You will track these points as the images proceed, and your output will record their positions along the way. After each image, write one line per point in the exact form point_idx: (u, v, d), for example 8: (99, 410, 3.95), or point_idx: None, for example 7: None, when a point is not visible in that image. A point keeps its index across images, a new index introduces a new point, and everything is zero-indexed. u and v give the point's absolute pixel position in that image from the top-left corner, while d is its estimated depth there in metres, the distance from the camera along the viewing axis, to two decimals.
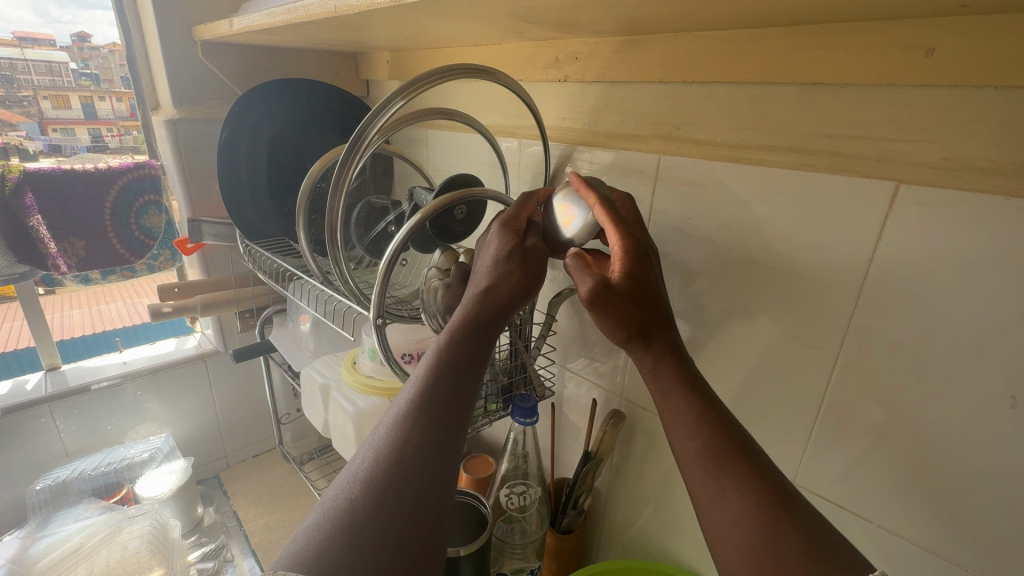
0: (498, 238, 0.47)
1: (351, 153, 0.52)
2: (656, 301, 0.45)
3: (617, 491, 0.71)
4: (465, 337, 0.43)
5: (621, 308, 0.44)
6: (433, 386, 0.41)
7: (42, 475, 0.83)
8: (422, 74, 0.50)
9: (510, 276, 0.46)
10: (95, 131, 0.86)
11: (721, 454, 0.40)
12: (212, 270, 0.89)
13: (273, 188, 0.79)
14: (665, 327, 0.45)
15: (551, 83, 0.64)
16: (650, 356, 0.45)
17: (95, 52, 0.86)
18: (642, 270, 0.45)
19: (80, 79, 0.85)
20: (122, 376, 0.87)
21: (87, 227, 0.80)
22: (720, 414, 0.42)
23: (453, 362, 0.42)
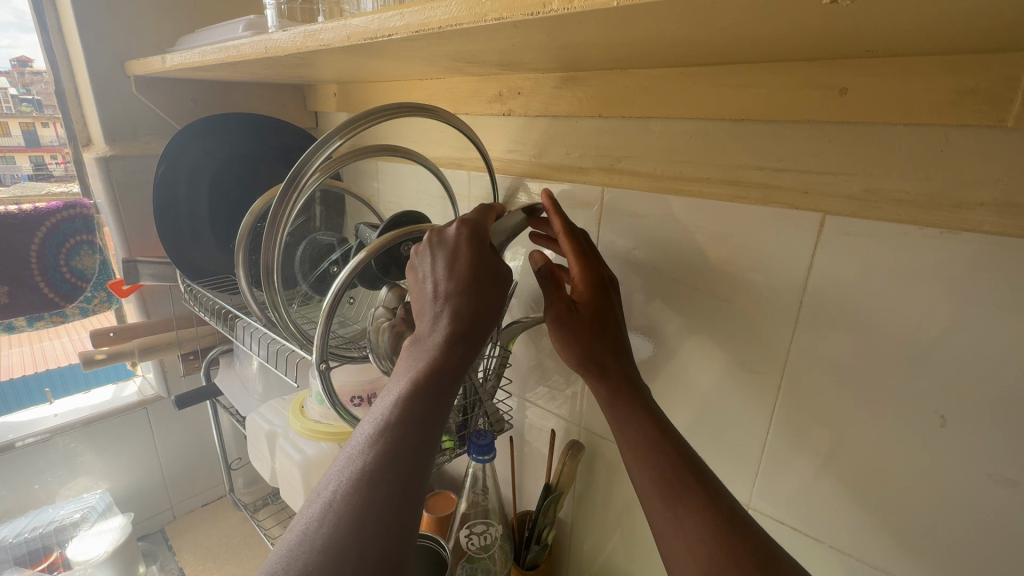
0: (461, 255, 0.45)
1: (288, 193, 0.50)
2: (612, 332, 0.48)
3: (582, 521, 0.70)
4: (436, 363, 0.40)
5: (579, 334, 0.47)
6: (401, 414, 0.37)
7: None
8: (361, 113, 0.48)
9: (479, 298, 0.43)
10: (38, 159, 0.82)
11: (677, 481, 0.40)
12: (152, 311, 0.85)
13: (216, 225, 0.76)
14: (622, 358, 0.47)
15: (496, 116, 0.65)
16: (607, 387, 0.46)
17: (36, 77, 0.80)
18: (602, 303, 0.49)
19: (20, 105, 0.80)
20: (51, 431, 0.81)
21: (12, 272, 0.75)
22: (674, 442, 0.42)
23: (423, 387, 0.39)
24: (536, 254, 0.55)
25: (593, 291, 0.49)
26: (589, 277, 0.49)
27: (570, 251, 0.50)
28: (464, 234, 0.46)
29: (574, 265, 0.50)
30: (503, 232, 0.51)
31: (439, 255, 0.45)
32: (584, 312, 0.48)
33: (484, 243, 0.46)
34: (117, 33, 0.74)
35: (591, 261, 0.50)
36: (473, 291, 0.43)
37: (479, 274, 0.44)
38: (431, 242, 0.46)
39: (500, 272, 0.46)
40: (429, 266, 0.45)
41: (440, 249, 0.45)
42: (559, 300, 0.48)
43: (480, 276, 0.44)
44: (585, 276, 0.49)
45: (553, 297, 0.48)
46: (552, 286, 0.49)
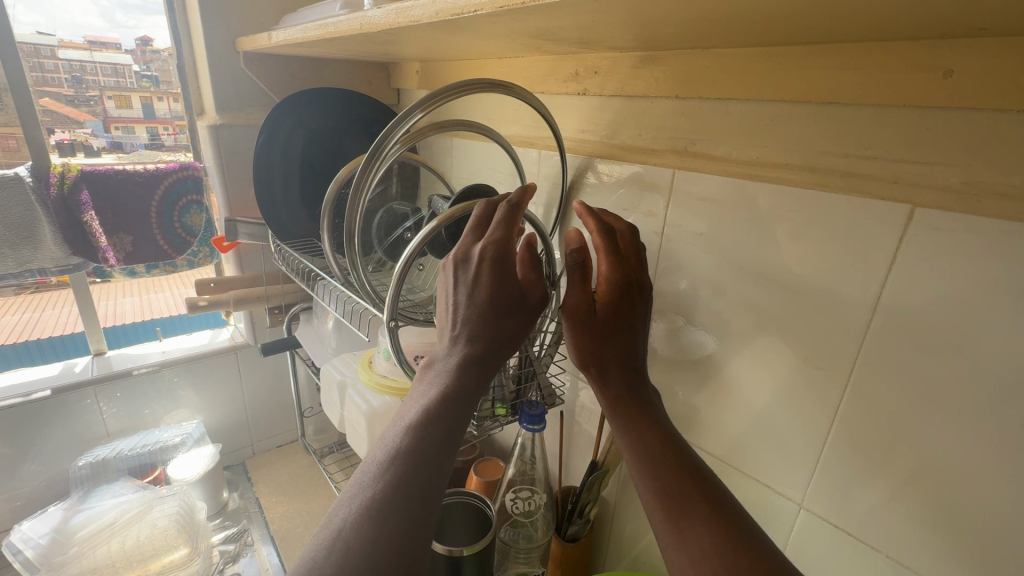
0: (489, 273, 0.44)
1: (371, 164, 0.54)
2: (627, 343, 0.48)
3: (625, 502, 0.71)
4: (453, 386, 0.42)
5: (588, 336, 0.48)
6: (411, 443, 0.38)
7: (85, 451, 0.88)
8: (440, 88, 0.50)
9: (496, 325, 0.44)
10: (153, 130, 0.92)
11: (683, 503, 0.40)
12: (246, 267, 0.94)
13: (305, 192, 0.83)
14: (634, 371, 0.48)
15: (571, 96, 0.66)
16: (609, 396, 0.47)
17: (156, 54, 0.91)
18: (624, 307, 0.49)
19: (142, 80, 0.91)
20: (160, 363, 0.92)
21: (135, 225, 0.85)
22: (685, 460, 0.43)
23: (436, 412, 0.40)
24: (573, 233, 0.51)
25: (617, 291, 0.49)
26: (615, 277, 0.49)
27: (599, 250, 0.51)
28: (492, 251, 0.45)
29: (603, 266, 0.50)
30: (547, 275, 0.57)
31: (463, 278, 0.45)
32: (601, 313, 0.48)
33: (510, 258, 0.45)
34: (231, 12, 0.82)
35: (622, 264, 0.50)
36: (494, 314, 0.44)
37: (500, 297, 0.44)
38: (458, 254, 0.46)
39: (527, 294, 0.46)
40: (453, 288, 0.46)
41: (464, 271, 0.45)
42: (581, 295, 0.48)
43: (505, 295, 0.44)
44: (610, 275, 0.49)
45: (576, 291, 0.49)
46: (580, 275, 0.49)
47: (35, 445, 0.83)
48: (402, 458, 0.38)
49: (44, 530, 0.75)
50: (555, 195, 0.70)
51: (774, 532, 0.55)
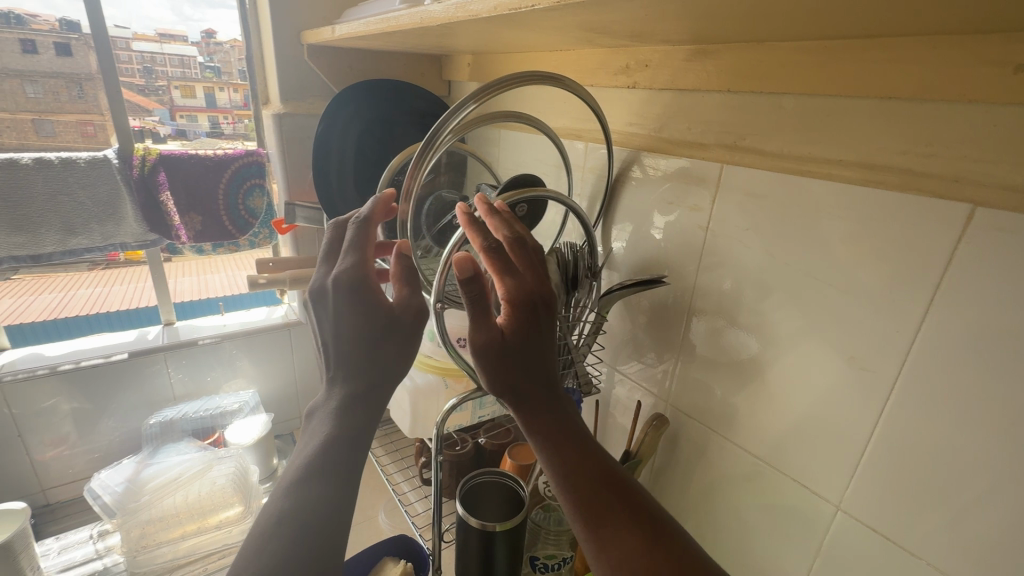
0: (349, 311, 0.48)
1: (427, 155, 0.56)
2: (537, 356, 0.43)
3: (658, 493, 0.72)
4: (335, 421, 0.45)
5: (494, 363, 0.42)
6: (297, 483, 0.42)
7: (155, 411, 0.96)
8: (494, 80, 0.52)
9: (366, 356, 0.47)
10: (213, 118, 0.99)
11: (602, 518, 0.39)
12: (303, 250, 1.00)
13: (359, 179, 0.87)
14: (547, 383, 0.43)
15: (620, 89, 0.66)
16: (527, 418, 0.43)
17: (218, 46, 0.98)
18: (531, 322, 0.42)
19: (205, 71, 0.99)
20: (222, 335, 0.98)
21: (204, 206, 0.92)
22: (599, 476, 0.40)
23: (321, 447, 0.44)
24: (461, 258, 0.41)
25: (520, 309, 0.42)
26: (515, 293, 0.42)
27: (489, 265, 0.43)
28: (344, 287, 0.48)
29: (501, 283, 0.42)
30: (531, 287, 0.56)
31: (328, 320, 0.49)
32: (508, 335, 0.42)
33: (364, 289, 0.48)
34: (297, 6, 0.86)
35: (520, 271, 0.43)
36: (363, 348, 0.47)
37: (365, 331, 0.47)
38: (318, 298, 0.50)
39: (389, 321, 0.49)
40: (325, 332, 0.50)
41: (326, 314, 0.49)
42: (484, 328, 0.41)
43: (368, 327, 0.47)
44: (512, 292, 0.42)
45: (477, 324, 0.42)
46: (479, 309, 0.41)
47: (112, 404, 0.91)
48: (310, 500, 0.41)
49: (120, 478, 0.83)
50: (600, 188, 0.71)
51: (809, 533, 0.55)
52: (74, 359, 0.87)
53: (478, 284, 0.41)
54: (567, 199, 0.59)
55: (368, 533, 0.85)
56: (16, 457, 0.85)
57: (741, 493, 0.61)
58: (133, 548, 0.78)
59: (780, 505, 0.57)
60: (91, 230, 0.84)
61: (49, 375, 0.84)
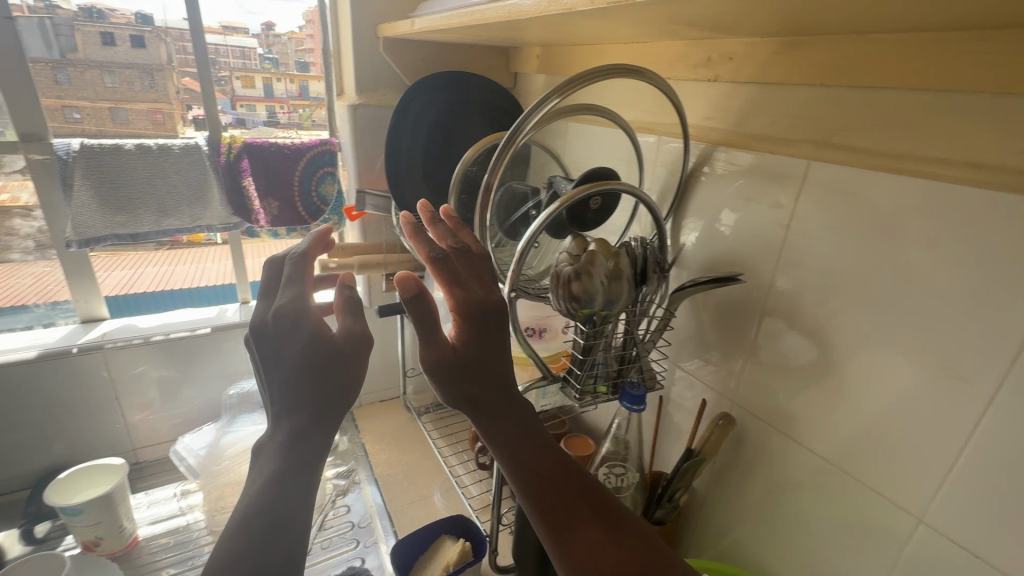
0: (274, 346, 0.41)
1: (508, 150, 0.56)
2: (490, 365, 0.43)
3: (718, 494, 0.71)
4: (271, 469, 0.39)
5: (449, 374, 0.42)
6: (233, 543, 0.37)
7: (232, 383, 1.02)
8: (578, 74, 0.52)
9: (297, 393, 0.40)
10: (271, 108, 1.00)
11: (560, 515, 0.40)
12: (369, 237, 1.03)
13: (427, 169, 0.89)
14: (503, 391, 0.44)
15: (700, 82, 0.65)
16: (486, 427, 0.43)
17: (277, 38, 0.98)
18: (481, 333, 0.43)
19: (264, 62, 0.98)
20: None
21: (281, 192, 0.96)
22: (555, 471, 0.42)
23: (258, 501, 0.38)
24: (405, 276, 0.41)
25: (467, 320, 0.43)
26: (464, 304, 0.43)
27: (438, 279, 0.44)
28: (268, 320, 0.43)
29: (449, 296, 0.43)
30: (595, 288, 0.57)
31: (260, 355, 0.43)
32: (460, 347, 0.43)
33: (285, 320, 0.42)
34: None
35: (467, 285, 0.44)
36: (293, 385, 0.41)
37: (292, 365, 0.41)
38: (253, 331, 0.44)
39: (320, 348, 0.41)
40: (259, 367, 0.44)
41: (259, 350, 0.43)
42: (438, 341, 0.42)
43: (297, 360, 0.41)
44: (462, 304, 0.43)
45: (429, 340, 0.42)
46: (428, 324, 0.42)
47: (195, 373, 0.98)
48: (236, 558, 0.36)
49: (202, 444, 0.89)
50: (672, 182, 0.70)
51: (885, 544, 0.53)
52: (164, 331, 0.94)
53: (426, 299, 0.42)
54: (642, 193, 0.59)
55: (424, 512, 0.88)
56: (111, 417, 0.93)
57: (809, 499, 0.59)
58: (214, 509, 0.83)
59: (854, 514, 0.55)
60: (182, 212, 0.90)
61: (144, 344, 0.91)
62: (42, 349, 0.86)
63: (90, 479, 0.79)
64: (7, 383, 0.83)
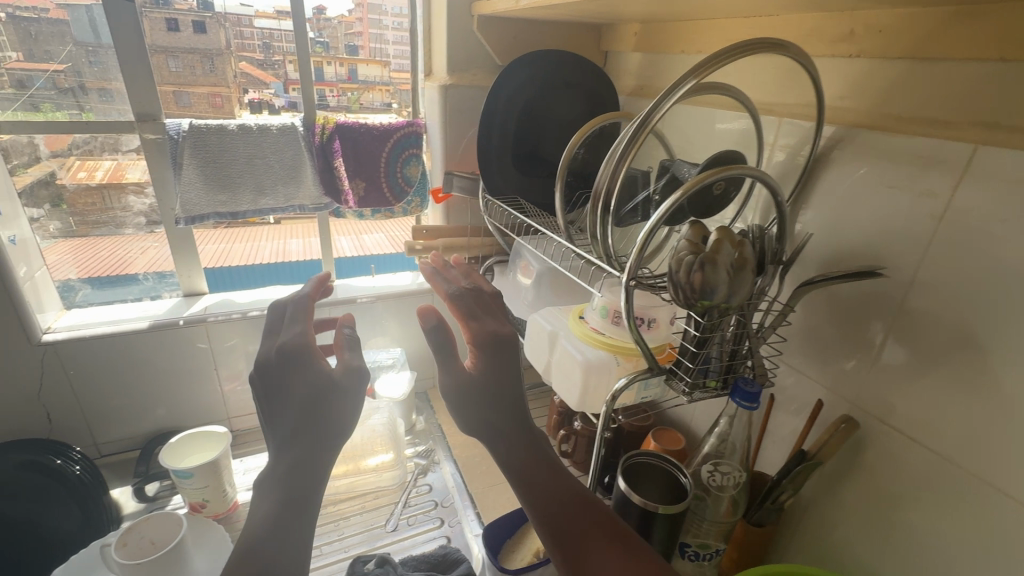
0: (278, 376, 0.48)
1: (638, 135, 0.52)
2: (500, 392, 0.50)
3: (827, 501, 0.67)
4: (281, 480, 0.45)
5: (472, 399, 0.49)
6: (255, 543, 0.42)
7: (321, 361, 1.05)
8: (719, 52, 0.48)
9: (298, 416, 0.46)
10: (321, 92, 0.95)
11: (566, 528, 0.44)
12: (452, 219, 1.03)
13: (518, 151, 0.88)
14: (519, 418, 0.50)
15: (837, 58, 0.60)
16: (501, 452, 0.48)
17: (328, 23, 0.93)
18: (495, 361, 0.51)
19: (315, 46, 0.94)
20: (376, 295, 1.04)
21: (369, 173, 0.97)
22: (560, 489, 0.46)
23: (274, 506, 0.44)
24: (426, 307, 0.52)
25: (484, 350, 0.51)
26: (482, 336, 0.51)
27: (456, 314, 0.54)
28: (270, 356, 0.49)
29: (465, 329, 0.52)
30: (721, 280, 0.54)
31: (264, 387, 0.49)
32: (476, 373, 0.50)
33: (289, 355, 0.48)
34: None
35: (477, 318, 0.53)
36: (296, 409, 0.46)
37: (296, 392, 0.47)
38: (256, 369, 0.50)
39: (321, 377, 0.48)
40: (264, 399, 0.50)
41: (262, 382, 0.49)
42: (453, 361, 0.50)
43: (300, 389, 0.47)
44: (474, 334, 0.51)
45: (450, 364, 0.50)
46: (448, 351, 0.50)
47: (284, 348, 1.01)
48: (244, 560, 0.41)
49: None
50: (793, 167, 0.65)
51: None
52: (259, 307, 0.98)
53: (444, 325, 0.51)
54: (773, 178, 0.55)
55: (507, 496, 0.88)
56: (208, 387, 0.97)
57: (944, 516, 0.55)
58: None
59: (1001, 534, 0.50)
60: (277, 191, 0.92)
61: (242, 319, 0.94)
62: (154, 319, 0.91)
63: (198, 445, 0.83)
64: (120, 350, 0.88)
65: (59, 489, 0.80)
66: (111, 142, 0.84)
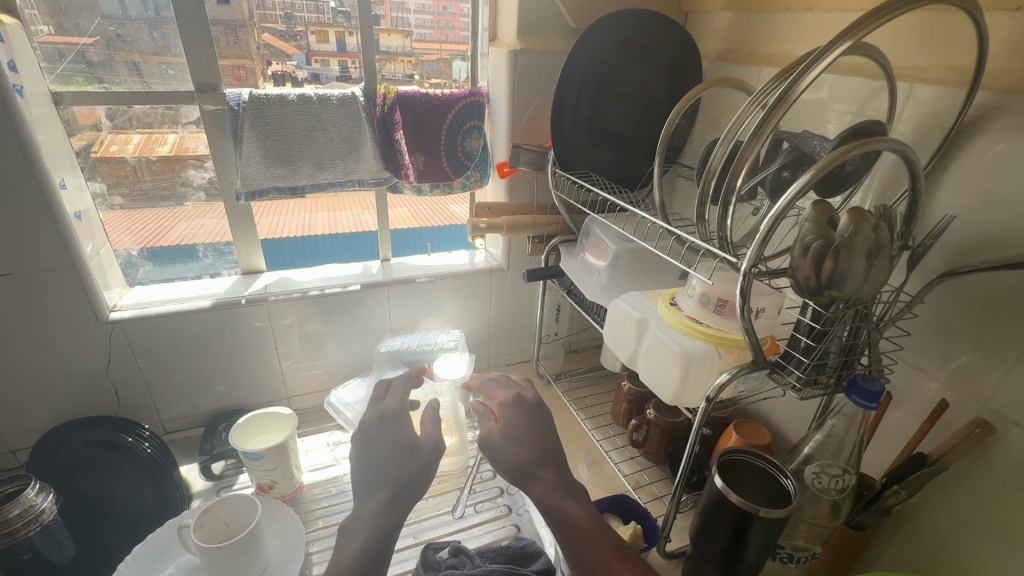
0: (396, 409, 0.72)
1: (775, 112, 0.45)
2: (540, 454, 0.66)
3: (940, 509, 0.61)
4: (378, 512, 0.58)
5: (515, 450, 0.66)
6: (361, 557, 0.55)
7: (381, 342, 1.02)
8: (878, 11, 0.42)
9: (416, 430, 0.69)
10: (344, 63, 0.89)
11: (590, 542, 0.58)
12: (515, 196, 0.98)
13: (592, 124, 0.83)
14: (551, 467, 0.65)
15: (996, 14, 0.53)
16: (539, 488, 0.63)
17: None
18: (536, 414, 0.72)
19: (337, 15, 0.86)
20: (435, 276, 1.01)
21: (429, 146, 0.92)
22: (582, 515, 0.60)
23: (374, 531, 0.57)
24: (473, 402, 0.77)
25: (526, 412, 0.72)
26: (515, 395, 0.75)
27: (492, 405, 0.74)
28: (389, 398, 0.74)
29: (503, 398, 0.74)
30: (857, 270, 0.48)
31: (365, 449, 0.66)
32: (513, 429, 0.69)
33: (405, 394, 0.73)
34: None
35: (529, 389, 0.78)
36: (404, 438, 0.66)
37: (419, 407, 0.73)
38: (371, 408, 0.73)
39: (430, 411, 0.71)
40: (364, 438, 0.68)
41: (365, 441, 0.67)
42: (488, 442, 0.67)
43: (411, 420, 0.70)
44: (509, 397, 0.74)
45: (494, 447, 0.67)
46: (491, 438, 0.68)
47: (342, 328, 0.98)
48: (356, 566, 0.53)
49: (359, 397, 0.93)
50: (926, 140, 0.58)
51: None
52: (319, 286, 0.95)
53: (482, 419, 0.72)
54: (910, 150, 0.49)
55: None
56: (266, 365, 0.96)
57: None
58: None
59: None
60: (336, 165, 0.88)
61: (303, 299, 0.92)
62: (215, 298, 0.89)
63: (264, 425, 0.82)
64: (184, 329, 0.87)
65: (133, 467, 0.79)
66: (173, 114, 0.82)
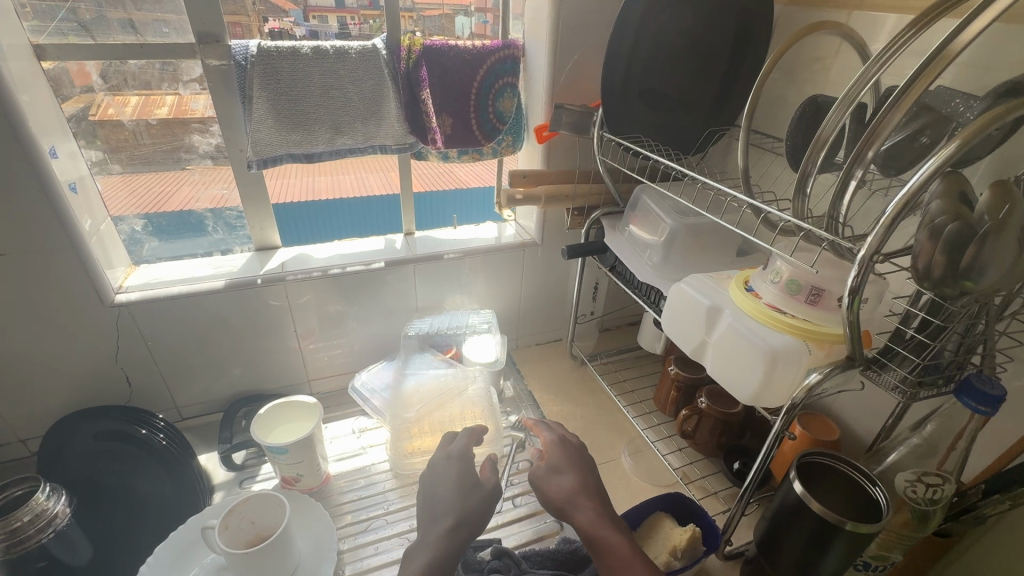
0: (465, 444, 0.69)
1: (926, 70, 0.40)
2: (585, 484, 0.61)
3: None
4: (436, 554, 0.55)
5: (561, 482, 0.61)
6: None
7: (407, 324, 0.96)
8: None
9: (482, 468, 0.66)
10: (341, 20, 0.77)
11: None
12: (551, 163, 0.88)
13: (646, 80, 0.73)
14: (595, 496, 0.60)
15: None
16: (579, 519, 0.58)
17: None
18: (579, 448, 0.67)
19: None
20: (464, 251, 0.93)
21: (457, 106, 0.82)
22: (623, 546, 0.54)
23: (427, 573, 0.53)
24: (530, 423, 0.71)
25: (573, 445, 0.67)
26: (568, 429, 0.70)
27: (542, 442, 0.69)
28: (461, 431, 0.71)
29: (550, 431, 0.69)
30: (1003, 258, 0.40)
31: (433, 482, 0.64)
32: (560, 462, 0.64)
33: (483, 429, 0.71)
34: None
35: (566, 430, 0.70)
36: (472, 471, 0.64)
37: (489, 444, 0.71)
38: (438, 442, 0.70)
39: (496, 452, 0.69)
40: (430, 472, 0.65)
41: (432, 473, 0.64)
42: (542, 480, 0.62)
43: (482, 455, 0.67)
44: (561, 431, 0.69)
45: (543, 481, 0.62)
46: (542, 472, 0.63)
47: (363, 307, 0.91)
48: None
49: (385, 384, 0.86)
50: None
51: None
52: (340, 264, 0.87)
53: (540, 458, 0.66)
54: None
55: (617, 475, 0.80)
56: (284, 347, 0.89)
57: None
58: (396, 455, 0.79)
59: None
60: (356, 129, 0.79)
61: (323, 277, 0.85)
62: (230, 276, 0.82)
63: (286, 415, 0.77)
64: (196, 312, 0.80)
65: (149, 461, 0.74)
66: (172, 70, 0.72)
